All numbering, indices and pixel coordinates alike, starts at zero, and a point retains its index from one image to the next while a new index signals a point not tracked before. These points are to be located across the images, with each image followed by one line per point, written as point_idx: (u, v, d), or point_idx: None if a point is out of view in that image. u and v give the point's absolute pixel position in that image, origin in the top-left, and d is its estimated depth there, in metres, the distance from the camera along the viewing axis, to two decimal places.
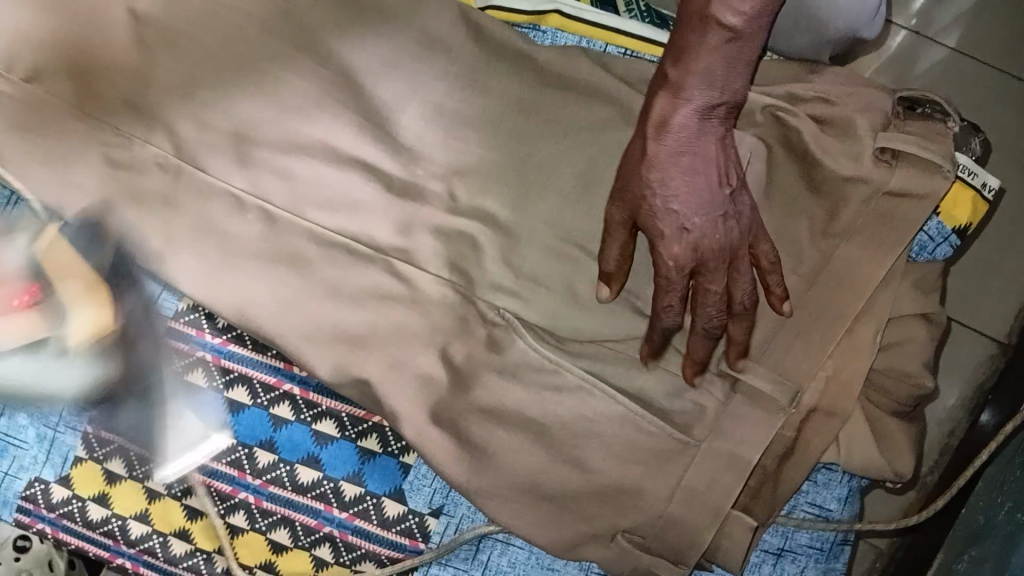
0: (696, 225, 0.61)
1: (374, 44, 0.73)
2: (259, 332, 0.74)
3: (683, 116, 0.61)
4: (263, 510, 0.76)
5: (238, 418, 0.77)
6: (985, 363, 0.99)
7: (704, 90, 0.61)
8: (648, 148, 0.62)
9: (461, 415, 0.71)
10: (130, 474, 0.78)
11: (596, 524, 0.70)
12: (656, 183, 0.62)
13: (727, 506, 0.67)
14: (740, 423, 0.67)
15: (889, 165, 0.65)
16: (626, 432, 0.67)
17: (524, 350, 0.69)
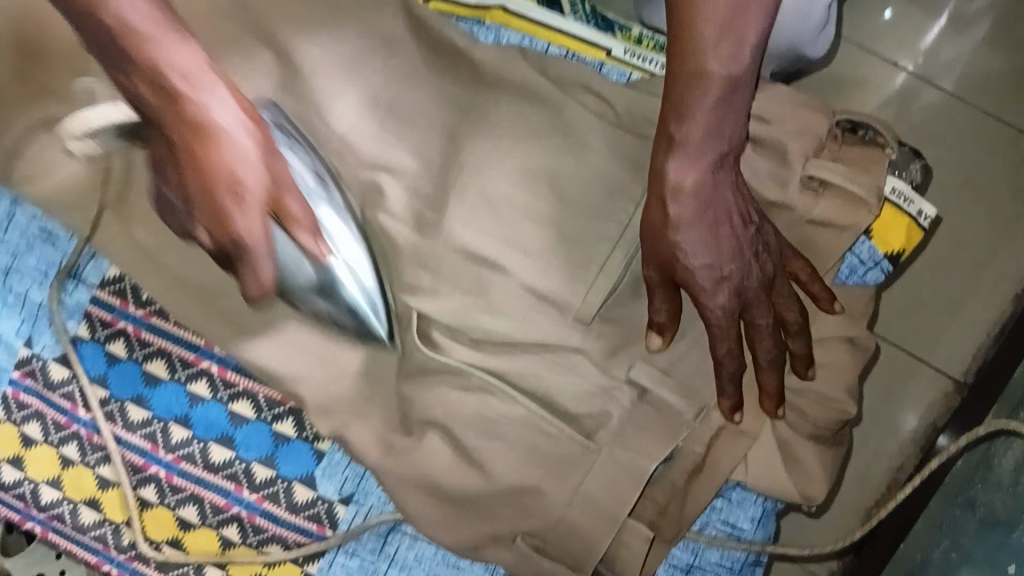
0: (732, 271, 0.62)
1: (314, 31, 0.72)
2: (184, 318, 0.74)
3: (697, 176, 0.60)
4: (173, 485, 0.75)
5: (154, 393, 0.76)
6: (940, 400, 0.96)
7: (710, 144, 0.59)
8: (668, 214, 0.61)
9: (375, 404, 0.71)
10: (46, 440, 0.77)
11: (497, 525, 0.68)
12: (687, 246, 0.61)
13: (624, 514, 0.66)
14: (645, 433, 0.66)
15: (816, 192, 0.69)
16: (525, 435, 0.67)
17: (426, 359, 0.69)
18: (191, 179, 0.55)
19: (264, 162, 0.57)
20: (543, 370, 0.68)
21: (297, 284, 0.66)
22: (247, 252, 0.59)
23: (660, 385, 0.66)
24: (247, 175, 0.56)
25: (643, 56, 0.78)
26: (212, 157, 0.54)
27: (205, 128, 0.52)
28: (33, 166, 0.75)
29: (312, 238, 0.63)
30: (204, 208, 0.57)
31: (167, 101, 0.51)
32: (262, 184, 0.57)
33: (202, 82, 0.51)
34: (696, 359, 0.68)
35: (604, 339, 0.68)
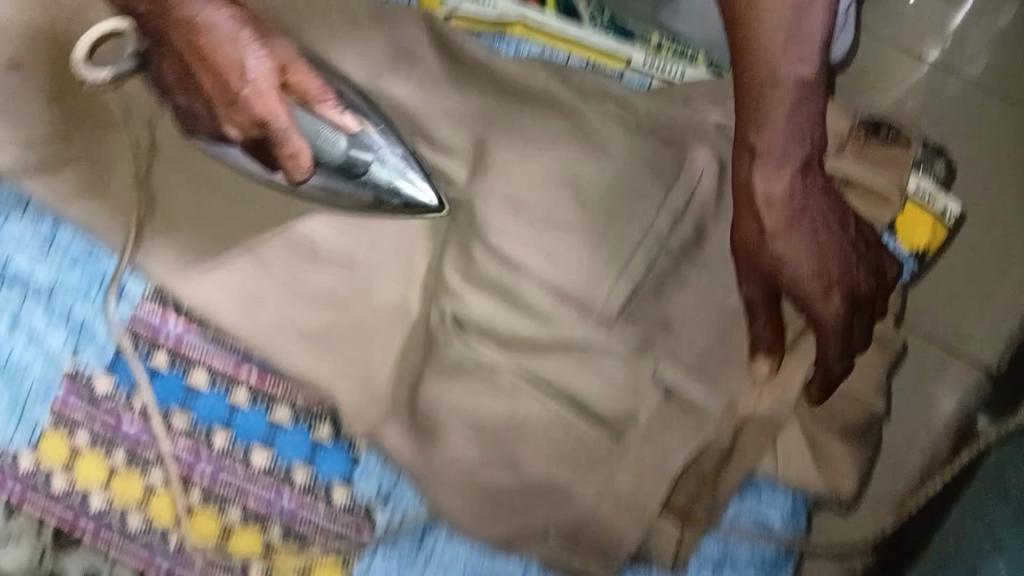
0: (837, 271, 0.62)
1: (343, 45, 0.75)
2: (215, 323, 0.75)
3: (789, 181, 0.61)
4: (216, 489, 0.77)
5: (197, 401, 0.79)
6: (973, 392, 0.94)
7: (797, 148, 0.61)
8: (763, 222, 0.62)
9: (408, 400, 0.72)
10: (94, 448, 0.79)
11: (528, 520, 0.69)
12: (786, 251, 0.62)
13: (653, 512, 0.67)
14: (666, 432, 0.67)
15: (836, 186, 0.70)
16: (554, 434, 0.69)
17: (463, 350, 0.71)
18: (206, 80, 0.63)
19: (265, 46, 0.63)
20: (571, 370, 0.69)
21: (330, 159, 0.68)
22: (274, 128, 0.64)
23: (684, 385, 0.68)
24: (248, 56, 0.62)
25: (661, 65, 0.81)
26: (215, 46, 0.62)
27: (199, 23, 0.62)
28: (69, 182, 0.77)
29: (337, 110, 0.67)
30: (221, 96, 0.64)
31: (205, 49, 0.62)
32: (269, 72, 0.63)
33: (240, 38, 0.63)
34: (720, 360, 0.68)
35: (629, 339, 0.69)
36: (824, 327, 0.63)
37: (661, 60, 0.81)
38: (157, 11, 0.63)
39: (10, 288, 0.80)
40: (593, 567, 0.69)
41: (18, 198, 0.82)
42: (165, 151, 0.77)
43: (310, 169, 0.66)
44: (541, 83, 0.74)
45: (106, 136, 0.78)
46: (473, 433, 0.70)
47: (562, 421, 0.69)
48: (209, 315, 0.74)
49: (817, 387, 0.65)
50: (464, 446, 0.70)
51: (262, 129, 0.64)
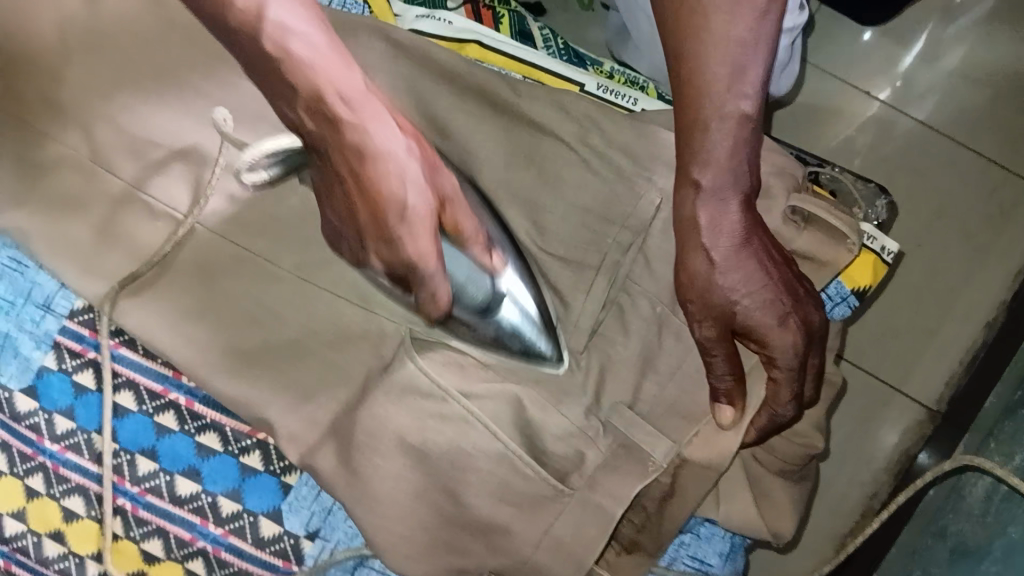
0: (792, 305, 0.61)
1: None
2: (151, 345, 0.74)
3: (734, 216, 0.60)
4: (138, 518, 0.75)
5: (121, 423, 0.75)
6: (914, 429, 0.97)
7: (739, 182, 0.60)
8: (714, 256, 0.60)
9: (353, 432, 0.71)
10: (12, 471, 0.77)
11: (467, 559, 0.68)
12: (739, 285, 0.60)
13: (591, 561, 0.65)
14: (615, 477, 0.65)
15: (798, 225, 0.66)
16: (500, 471, 0.66)
17: (411, 375, 0.68)
18: (359, 215, 0.57)
19: (430, 180, 0.58)
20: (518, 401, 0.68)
21: (468, 301, 0.66)
22: (420, 273, 0.59)
23: (634, 426, 0.66)
24: (444, 182, 0.60)
25: (616, 92, 0.77)
26: (380, 184, 0.54)
27: (374, 152, 0.53)
28: (2, 197, 0.75)
29: (483, 250, 0.66)
30: (377, 232, 0.57)
31: (330, 130, 0.52)
32: (429, 211, 0.57)
33: (432, 159, 0.59)
34: (672, 401, 0.67)
35: (577, 373, 0.69)
36: (780, 364, 0.62)
37: (616, 87, 0.77)
38: (319, 142, 0.54)
39: None
40: None
41: None
42: (105, 164, 0.75)
43: (444, 307, 0.63)
44: (494, 102, 0.71)
45: (43, 146, 0.75)
46: (415, 466, 0.68)
47: (508, 458, 0.66)
48: (144, 337, 0.73)
49: (762, 429, 0.65)
50: (406, 478, 0.68)
51: (392, 267, 0.60)
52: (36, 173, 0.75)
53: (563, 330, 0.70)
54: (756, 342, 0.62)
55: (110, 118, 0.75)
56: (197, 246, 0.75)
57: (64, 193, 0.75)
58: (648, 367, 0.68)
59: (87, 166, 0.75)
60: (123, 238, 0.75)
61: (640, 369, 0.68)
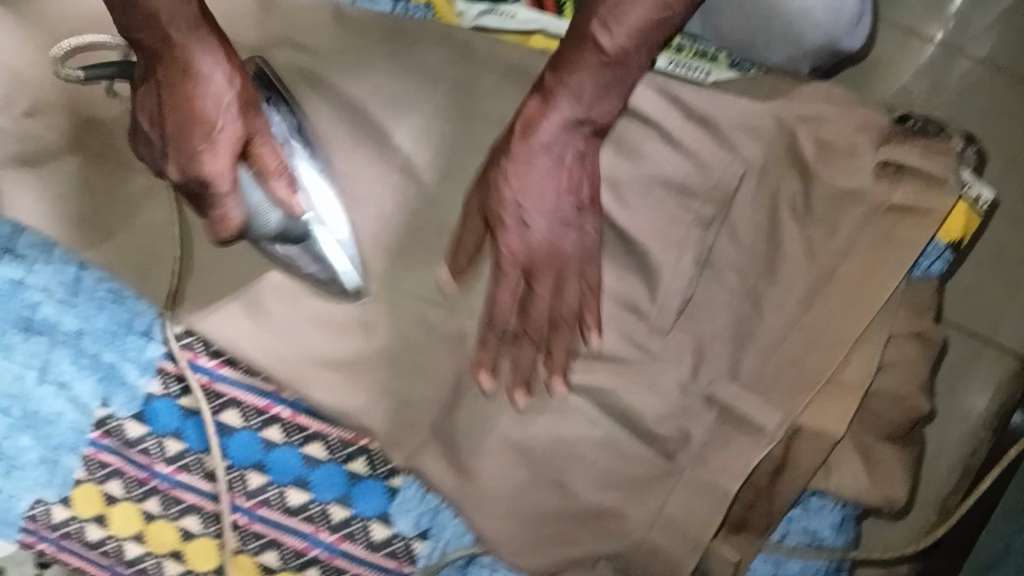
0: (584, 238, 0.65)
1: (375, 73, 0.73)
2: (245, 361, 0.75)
3: (549, 127, 0.63)
4: (253, 532, 0.77)
5: (229, 441, 0.78)
6: None
7: (572, 103, 0.62)
8: (534, 161, 0.63)
9: (451, 431, 0.71)
10: (128, 496, 0.79)
11: (576, 550, 0.68)
12: (535, 203, 0.63)
13: (708, 537, 0.65)
14: (726, 450, 0.65)
15: (891, 178, 0.66)
16: (604, 456, 0.66)
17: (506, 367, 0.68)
18: (172, 131, 0.63)
19: (242, 113, 0.64)
20: (622, 385, 0.66)
21: (263, 230, 0.66)
22: (215, 190, 0.63)
23: (741, 398, 0.65)
24: (227, 120, 0.63)
25: (687, 65, 0.75)
26: (189, 96, 0.62)
27: (194, 70, 0.62)
28: (95, 231, 0.78)
29: (288, 188, 0.66)
30: (187, 125, 0.63)
31: (193, 35, 0.61)
32: (238, 137, 0.63)
33: (226, 113, 0.63)
34: (776, 371, 0.66)
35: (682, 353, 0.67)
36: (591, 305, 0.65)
37: (687, 60, 0.75)
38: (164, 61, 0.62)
39: (39, 339, 0.80)
40: None
41: (41, 242, 0.81)
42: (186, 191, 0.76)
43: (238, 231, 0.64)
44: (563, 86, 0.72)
45: (126, 178, 0.78)
46: (520, 458, 0.68)
47: (613, 438, 0.66)
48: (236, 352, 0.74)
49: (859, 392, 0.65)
50: (509, 472, 0.68)
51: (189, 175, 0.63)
52: (125, 205, 0.78)
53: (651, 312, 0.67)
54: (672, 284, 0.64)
55: None
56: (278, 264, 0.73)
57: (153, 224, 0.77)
58: (746, 339, 0.67)
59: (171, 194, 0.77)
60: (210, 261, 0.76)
61: (737, 341, 0.67)
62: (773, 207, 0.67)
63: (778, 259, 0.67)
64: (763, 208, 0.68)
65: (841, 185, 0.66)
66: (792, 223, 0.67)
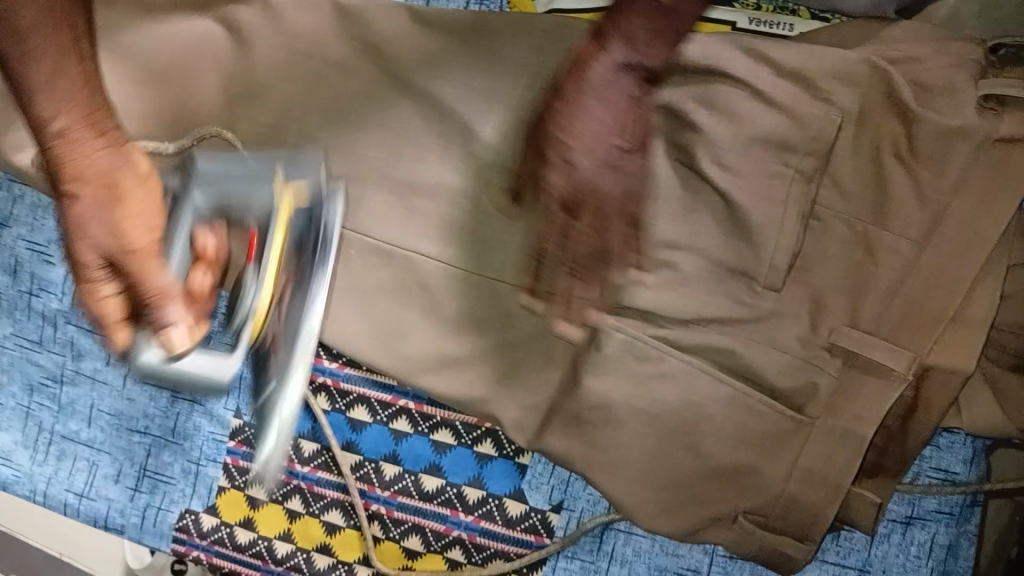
0: None
1: (465, 73, 0.76)
2: (365, 361, 0.80)
3: (599, 64, 0.55)
4: (394, 519, 0.81)
5: (361, 436, 0.81)
6: None
7: (624, 46, 0.55)
8: None
9: (575, 409, 0.72)
10: (271, 498, 0.83)
11: (716, 507, 0.71)
12: None
13: (847, 483, 0.67)
14: (858, 399, 0.67)
15: (996, 111, 0.65)
16: (734, 413, 0.68)
17: (626, 343, 0.69)
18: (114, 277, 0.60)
19: (129, 227, 0.59)
20: (745, 346, 0.67)
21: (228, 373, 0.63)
22: (110, 326, 0.61)
23: (865, 346, 0.66)
24: (127, 228, 0.59)
25: (769, 22, 0.77)
26: (113, 226, 0.59)
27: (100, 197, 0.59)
28: None
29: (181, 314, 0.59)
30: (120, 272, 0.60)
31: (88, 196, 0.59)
32: (142, 253, 0.59)
33: (107, 205, 0.60)
34: (898, 315, 0.67)
35: (799, 308, 0.68)
36: None
37: (768, 17, 0.77)
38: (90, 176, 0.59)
39: None
40: (789, 543, 0.70)
41: None
42: None
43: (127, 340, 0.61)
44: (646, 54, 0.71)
45: None
46: (649, 425, 0.70)
47: (741, 398, 0.67)
48: (358, 354, 0.79)
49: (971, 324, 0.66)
50: (638, 442, 0.70)
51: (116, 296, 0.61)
52: None
53: (757, 274, 0.68)
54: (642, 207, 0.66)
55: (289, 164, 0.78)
56: (399, 269, 0.77)
57: None
58: (864, 287, 0.67)
59: None
60: None
61: (855, 289, 0.67)
62: (877, 152, 0.67)
63: (888, 204, 0.67)
64: (866, 156, 0.67)
65: (947, 122, 0.64)
66: (897, 167, 0.66)
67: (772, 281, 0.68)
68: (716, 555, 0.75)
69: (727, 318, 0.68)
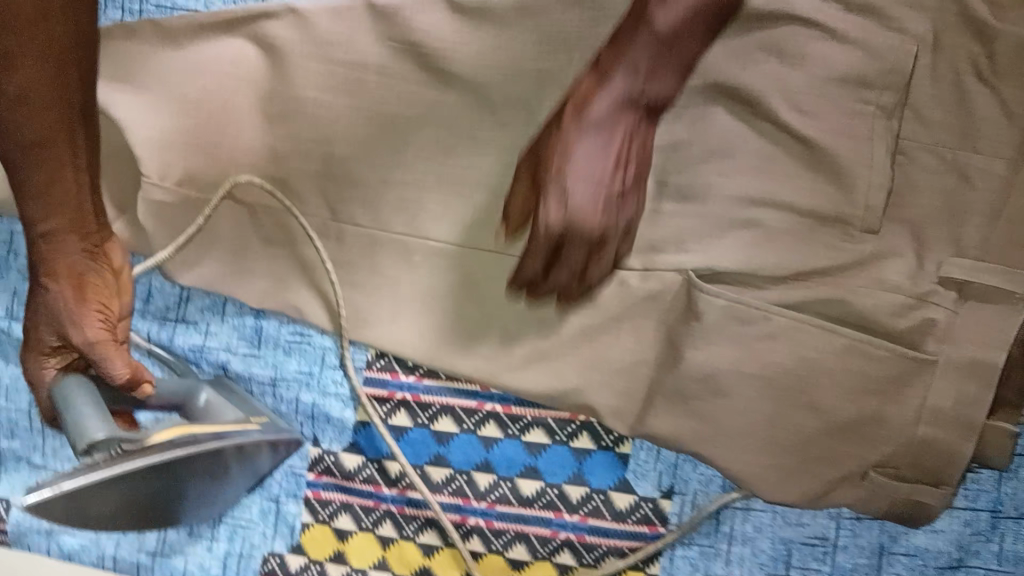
0: (610, 218, 0.59)
1: (511, 56, 0.72)
2: (449, 368, 0.76)
3: (604, 100, 0.57)
4: (496, 530, 0.77)
5: (450, 447, 0.78)
6: None
7: (628, 76, 0.57)
8: (567, 136, 0.58)
9: (680, 385, 0.69)
10: (361, 526, 0.79)
11: (842, 467, 0.68)
12: (570, 190, 0.58)
13: (981, 418, 0.64)
14: (976, 326, 0.64)
15: None
16: (850, 364, 0.65)
17: (726, 308, 0.66)
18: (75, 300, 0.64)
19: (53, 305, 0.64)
20: (855, 290, 0.65)
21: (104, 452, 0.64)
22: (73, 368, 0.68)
23: (978, 273, 0.64)
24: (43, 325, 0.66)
25: None
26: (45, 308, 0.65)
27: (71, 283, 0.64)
28: (266, 280, 0.77)
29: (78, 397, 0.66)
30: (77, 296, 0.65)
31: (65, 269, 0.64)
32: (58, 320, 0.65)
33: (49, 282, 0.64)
34: (1006, 237, 0.64)
35: (902, 246, 0.66)
36: (591, 266, 0.62)
37: None
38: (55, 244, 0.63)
39: None
40: (924, 490, 0.67)
41: (213, 302, 0.81)
42: (350, 220, 0.75)
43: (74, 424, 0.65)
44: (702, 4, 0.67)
45: (284, 221, 0.75)
46: (763, 390, 0.67)
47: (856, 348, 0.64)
48: (438, 361, 0.76)
49: None
50: (752, 410, 0.67)
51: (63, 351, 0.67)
52: (286, 248, 0.76)
53: (853, 215, 0.65)
54: (613, 242, 0.61)
55: (343, 176, 0.74)
56: (469, 267, 0.74)
57: (322, 258, 0.76)
58: (965, 214, 0.65)
59: (334, 227, 0.75)
60: (389, 279, 0.75)
61: (954, 218, 0.65)
62: (957, 75, 0.65)
63: (976, 126, 0.65)
64: (947, 81, 0.65)
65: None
66: (980, 88, 0.65)
67: (866, 225, 0.65)
68: (843, 518, 0.73)
69: (828, 266, 0.65)
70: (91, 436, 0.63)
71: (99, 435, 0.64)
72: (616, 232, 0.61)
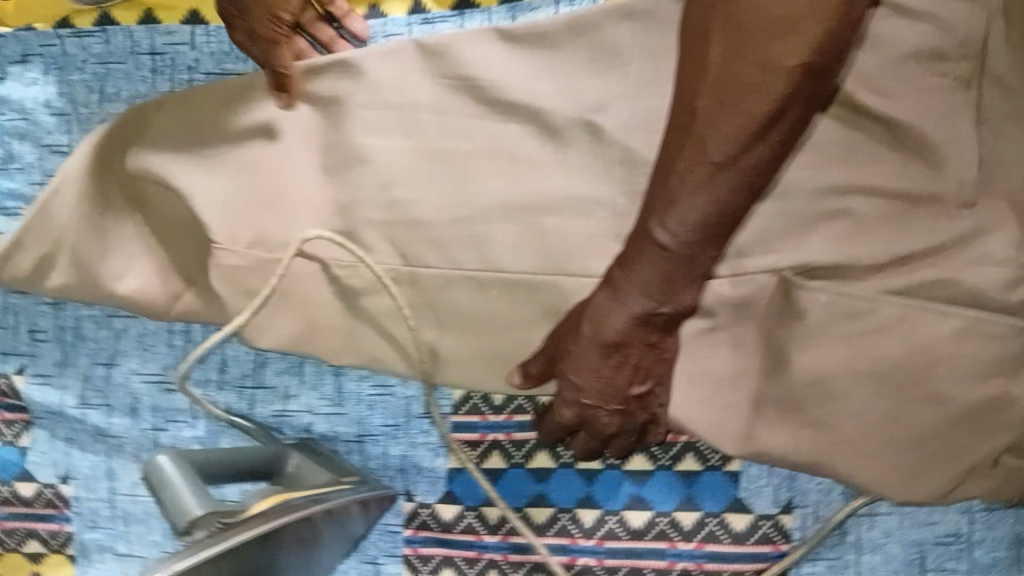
0: (627, 407, 0.62)
1: (568, 77, 0.70)
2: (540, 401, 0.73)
3: (617, 321, 0.57)
4: (608, 568, 0.73)
5: (550, 485, 0.75)
6: None
7: (641, 298, 0.56)
8: (584, 325, 0.59)
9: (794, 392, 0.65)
10: None
11: (972, 455, 0.65)
12: (578, 381, 0.61)
13: None
14: None
15: None
16: (969, 347, 0.62)
17: (832, 302, 0.63)
18: None
19: None
20: (963, 268, 0.62)
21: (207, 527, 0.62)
22: None
23: None
24: None
25: None
26: None
27: None
28: (339, 335, 0.75)
29: None
30: None
31: None
32: None
33: None
34: None
35: (1005, 216, 0.63)
36: (619, 440, 0.66)
37: None
38: None
39: None
40: None
41: (289, 364, 0.79)
42: (414, 263, 0.71)
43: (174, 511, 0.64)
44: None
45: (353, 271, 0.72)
46: (881, 385, 0.63)
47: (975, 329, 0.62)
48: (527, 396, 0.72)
49: None
50: (871, 408, 0.64)
51: None
52: (354, 299, 0.73)
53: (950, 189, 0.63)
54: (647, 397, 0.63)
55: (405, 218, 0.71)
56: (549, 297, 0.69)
57: (391, 307, 0.72)
58: None
59: (405, 274, 0.71)
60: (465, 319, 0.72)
61: None
62: None
63: None
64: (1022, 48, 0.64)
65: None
66: None
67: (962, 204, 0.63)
68: (975, 511, 0.69)
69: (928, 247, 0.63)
70: (191, 513, 0.62)
71: (198, 512, 0.62)
72: (639, 422, 0.66)
